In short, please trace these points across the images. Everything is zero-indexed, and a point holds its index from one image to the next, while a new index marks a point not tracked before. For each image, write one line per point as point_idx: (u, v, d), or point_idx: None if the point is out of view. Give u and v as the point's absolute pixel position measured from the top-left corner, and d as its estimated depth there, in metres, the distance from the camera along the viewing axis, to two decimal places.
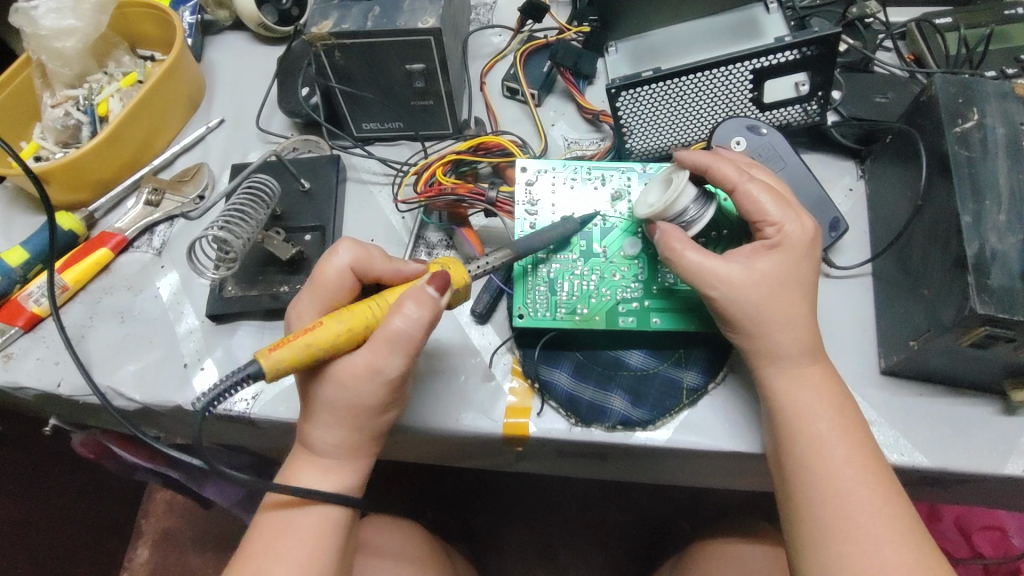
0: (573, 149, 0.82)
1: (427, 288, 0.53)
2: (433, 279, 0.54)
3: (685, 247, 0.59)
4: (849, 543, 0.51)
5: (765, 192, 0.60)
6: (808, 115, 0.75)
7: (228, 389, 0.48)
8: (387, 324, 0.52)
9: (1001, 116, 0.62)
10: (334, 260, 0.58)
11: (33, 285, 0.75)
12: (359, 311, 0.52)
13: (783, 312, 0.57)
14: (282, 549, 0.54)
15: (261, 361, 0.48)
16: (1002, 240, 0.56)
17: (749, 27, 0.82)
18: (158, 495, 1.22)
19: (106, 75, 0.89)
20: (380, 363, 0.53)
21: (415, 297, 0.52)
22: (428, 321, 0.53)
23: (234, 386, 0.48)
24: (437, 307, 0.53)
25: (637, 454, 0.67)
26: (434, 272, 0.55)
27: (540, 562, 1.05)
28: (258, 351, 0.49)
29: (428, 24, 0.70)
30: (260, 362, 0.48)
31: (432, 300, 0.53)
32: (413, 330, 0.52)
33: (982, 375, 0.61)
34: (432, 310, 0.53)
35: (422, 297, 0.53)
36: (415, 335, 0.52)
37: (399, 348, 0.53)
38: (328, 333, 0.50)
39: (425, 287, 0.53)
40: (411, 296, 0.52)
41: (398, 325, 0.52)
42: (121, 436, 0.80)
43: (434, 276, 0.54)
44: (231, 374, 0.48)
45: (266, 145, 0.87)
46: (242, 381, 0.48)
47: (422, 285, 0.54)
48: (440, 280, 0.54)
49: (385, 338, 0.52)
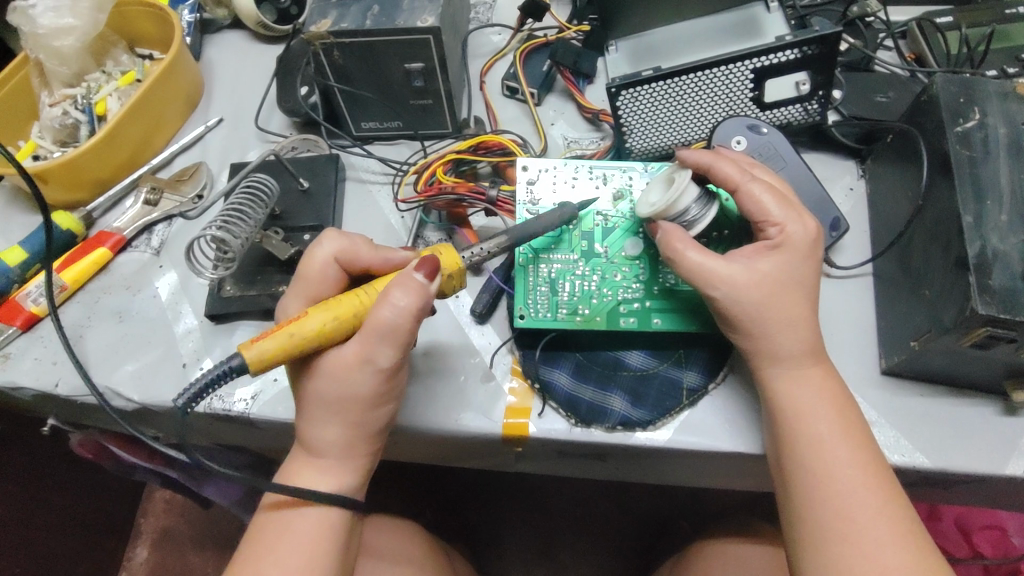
0: (573, 148, 0.82)
1: (414, 273, 0.52)
2: (421, 265, 0.53)
3: (686, 246, 0.58)
4: (849, 545, 0.50)
5: (767, 192, 0.59)
6: (809, 114, 0.74)
7: (216, 379, 0.49)
8: (373, 313, 0.51)
9: (1002, 116, 0.62)
10: (319, 252, 0.58)
11: (31, 285, 0.75)
12: (345, 301, 0.52)
13: (783, 313, 0.57)
14: (280, 550, 0.54)
15: (244, 353, 0.49)
16: (1003, 240, 0.56)
17: (749, 26, 0.82)
18: (158, 494, 1.22)
19: (104, 74, 0.88)
20: (370, 353, 0.53)
21: (401, 283, 0.52)
22: (416, 308, 0.52)
23: (221, 377, 0.49)
24: (426, 293, 0.52)
25: (637, 454, 0.67)
26: (423, 257, 0.54)
27: (540, 562, 1.05)
28: (242, 343, 0.50)
29: (427, 23, 0.69)
30: (242, 356, 0.49)
31: (420, 287, 0.52)
32: (400, 319, 0.51)
33: (983, 376, 0.61)
34: (419, 296, 0.52)
35: (409, 284, 0.52)
36: (406, 323, 0.52)
37: (388, 337, 0.52)
38: (312, 324, 0.51)
39: (413, 273, 0.52)
40: (398, 283, 0.52)
41: (385, 314, 0.51)
42: (120, 436, 0.80)
43: (421, 262, 0.53)
44: (213, 367, 0.49)
45: (265, 144, 0.87)
46: (226, 374, 0.49)
47: (411, 271, 0.53)
48: (429, 265, 0.53)
49: (372, 327, 0.52)
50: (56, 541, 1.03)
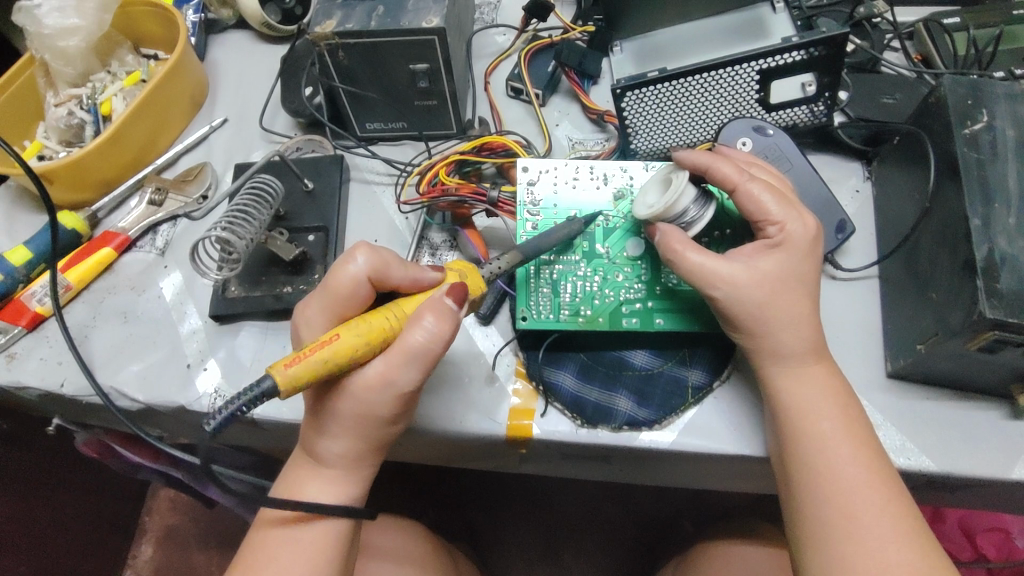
0: (578, 149, 0.82)
1: (445, 299, 0.53)
2: (451, 290, 0.53)
3: (686, 247, 0.58)
4: (853, 544, 0.50)
5: (766, 191, 0.59)
6: (815, 115, 0.74)
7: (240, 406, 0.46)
8: (404, 337, 0.51)
9: (1010, 118, 0.61)
10: (350, 266, 0.56)
11: (36, 285, 0.75)
12: (376, 322, 0.51)
13: (784, 315, 0.57)
14: (286, 551, 0.54)
15: (275, 376, 0.46)
16: (1011, 243, 0.55)
17: (755, 27, 0.81)
18: (162, 493, 1.22)
19: (109, 74, 0.89)
20: (392, 375, 0.52)
21: (434, 309, 0.52)
22: (447, 334, 0.52)
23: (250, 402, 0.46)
24: (457, 320, 0.53)
25: (642, 456, 0.67)
26: (452, 284, 0.54)
27: (542, 563, 1.05)
28: (272, 365, 0.47)
29: (432, 24, 0.69)
30: (273, 378, 0.46)
31: (452, 314, 0.53)
32: (431, 343, 0.52)
33: (990, 380, 0.60)
34: (451, 321, 0.52)
35: (440, 309, 0.52)
36: (433, 348, 0.52)
37: (416, 362, 0.52)
38: (347, 346, 0.49)
39: (444, 298, 0.53)
40: (430, 308, 0.52)
41: (416, 338, 0.51)
42: (123, 435, 0.81)
43: (453, 288, 0.53)
44: (243, 391, 0.46)
45: (269, 145, 0.87)
46: (250, 402, 0.46)
47: (441, 295, 0.53)
48: (458, 292, 0.54)
49: (403, 351, 0.51)
50: (64, 538, 1.04)
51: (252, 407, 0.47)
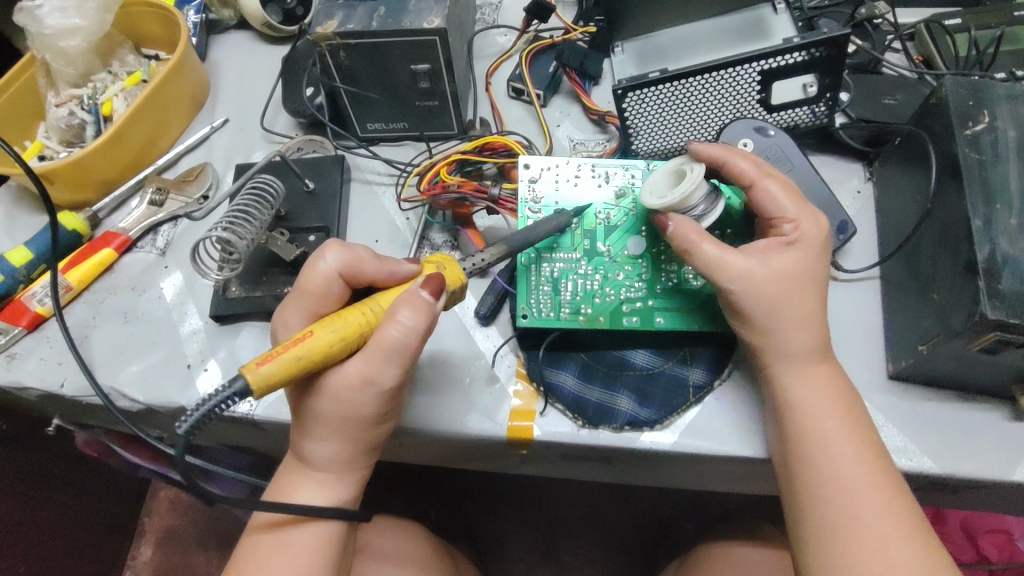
0: (579, 149, 0.82)
1: (421, 291, 0.52)
2: (427, 282, 0.53)
3: (702, 238, 0.58)
4: (857, 544, 0.50)
5: (782, 188, 0.60)
6: (816, 116, 0.74)
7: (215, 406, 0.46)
8: (379, 333, 0.51)
9: (1012, 119, 0.61)
10: (321, 264, 0.56)
11: (37, 285, 0.75)
12: (350, 318, 0.51)
13: (786, 316, 0.57)
14: (286, 552, 0.54)
15: (248, 376, 0.46)
16: (1013, 244, 0.55)
17: (757, 27, 0.81)
18: (160, 493, 1.21)
19: (110, 74, 0.89)
20: (372, 373, 0.52)
21: (409, 302, 0.51)
22: (423, 327, 0.52)
23: (225, 402, 0.46)
24: (433, 311, 0.53)
25: (644, 457, 0.66)
26: (428, 275, 0.54)
27: (542, 564, 1.05)
28: (244, 365, 0.47)
29: (434, 24, 0.69)
30: (246, 378, 0.46)
31: (428, 305, 0.52)
32: (408, 338, 0.51)
33: (992, 381, 0.60)
34: (427, 314, 0.52)
35: (416, 302, 0.52)
36: (410, 342, 0.52)
37: (394, 357, 0.52)
38: (320, 343, 0.49)
39: (419, 291, 0.52)
40: (405, 302, 0.51)
41: (392, 333, 0.51)
42: (123, 436, 0.81)
43: (428, 279, 0.53)
44: (216, 391, 0.46)
45: (270, 145, 0.87)
46: (230, 398, 0.46)
47: (417, 288, 0.53)
48: (434, 283, 0.53)
49: (379, 347, 0.51)
50: (62, 538, 1.04)
51: (232, 404, 0.47)
